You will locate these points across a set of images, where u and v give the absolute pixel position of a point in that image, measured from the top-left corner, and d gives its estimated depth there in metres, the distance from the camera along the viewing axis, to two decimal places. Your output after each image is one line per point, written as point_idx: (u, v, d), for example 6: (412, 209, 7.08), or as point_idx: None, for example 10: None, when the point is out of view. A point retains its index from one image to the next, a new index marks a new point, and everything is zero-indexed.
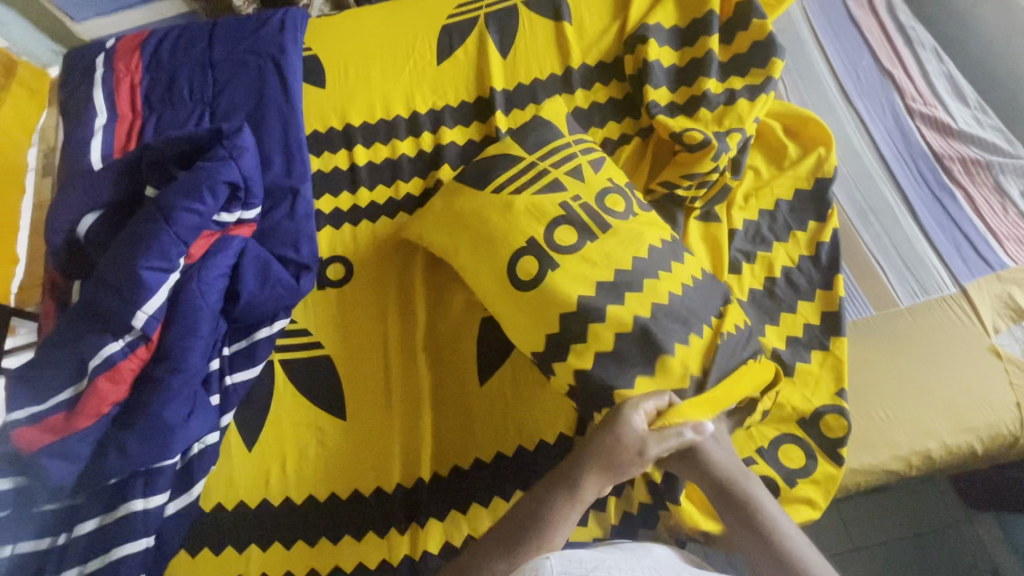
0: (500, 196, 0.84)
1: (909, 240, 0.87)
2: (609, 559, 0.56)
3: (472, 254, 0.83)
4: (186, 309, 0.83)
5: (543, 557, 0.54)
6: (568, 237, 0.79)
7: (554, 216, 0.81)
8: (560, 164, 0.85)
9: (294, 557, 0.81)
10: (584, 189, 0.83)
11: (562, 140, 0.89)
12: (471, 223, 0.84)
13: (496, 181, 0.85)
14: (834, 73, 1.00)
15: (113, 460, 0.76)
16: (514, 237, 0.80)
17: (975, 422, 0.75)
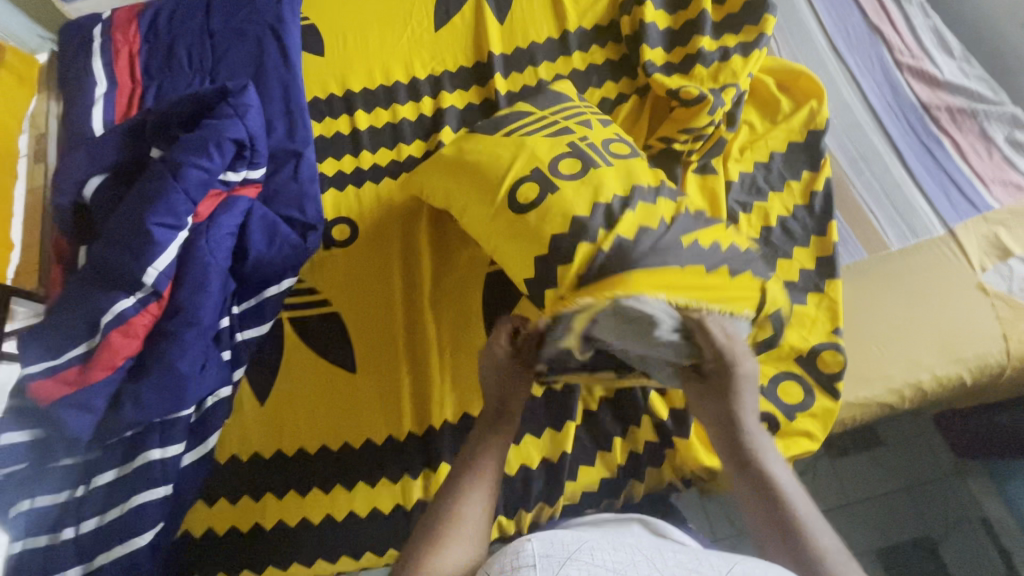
0: (508, 137, 0.85)
1: (898, 186, 0.90)
2: (592, 538, 0.55)
3: (471, 201, 0.83)
4: (195, 264, 0.84)
5: (524, 539, 0.53)
6: (569, 169, 0.79)
7: (555, 152, 0.81)
8: (569, 116, 0.87)
9: (309, 504, 0.83)
10: (591, 135, 0.84)
11: (575, 104, 0.90)
12: (476, 168, 0.84)
13: (507, 126, 0.86)
14: (823, 30, 1.02)
15: (129, 411, 0.78)
16: (518, 167, 0.81)
17: (964, 354, 0.78)
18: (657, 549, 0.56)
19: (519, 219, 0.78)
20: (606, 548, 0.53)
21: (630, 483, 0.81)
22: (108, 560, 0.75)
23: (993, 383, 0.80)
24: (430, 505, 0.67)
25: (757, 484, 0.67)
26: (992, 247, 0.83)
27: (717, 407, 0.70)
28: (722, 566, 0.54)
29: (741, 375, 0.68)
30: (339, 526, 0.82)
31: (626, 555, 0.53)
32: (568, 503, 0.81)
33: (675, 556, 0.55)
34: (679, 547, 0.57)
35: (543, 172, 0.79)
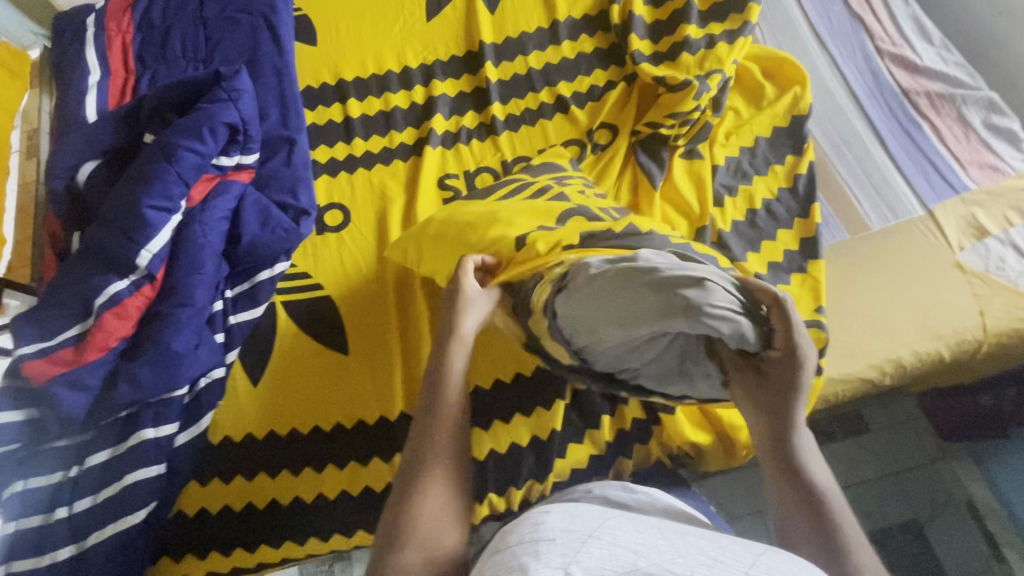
0: (505, 203, 0.83)
1: (880, 169, 0.92)
2: (616, 519, 0.49)
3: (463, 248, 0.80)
4: (189, 247, 0.85)
5: (542, 511, 0.50)
6: (575, 225, 0.75)
7: (563, 210, 0.78)
8: (558, 178, 0.87)
9: (302, 483, 0.84)
10: (590, 202, 0.82)
11: (567, 172, 0.89)
12: (463, 226, 0.81)
13: (499, 194, 0.86)
14: (807, 18, 1.05)
15: (123, 389, 0.78)
16: (518, 215, 0.79)
17: (941, 330, 0.80)
18: (682, 534, 0.49)
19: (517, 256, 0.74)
20: (626, 528, 0.47)
21: (619, 460, 0.83)
22: (101, 539, 0.75)
23: (970, 358, 0.82)
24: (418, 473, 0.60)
25: (799, 486, 0.62)
26: (970, 226, 0.85)
27: (771, 406, 0.62)
28: (752, 557, 0.45)
29: (805, 372, 0.60)
30: (332, 504, 0.83)
31: (649, 537, 0.46)
32: (558, 479, 0.82)
33: (701, 542, 0.47)
34: (708, 533, 0.51)
35: (552, 227, 0.75)
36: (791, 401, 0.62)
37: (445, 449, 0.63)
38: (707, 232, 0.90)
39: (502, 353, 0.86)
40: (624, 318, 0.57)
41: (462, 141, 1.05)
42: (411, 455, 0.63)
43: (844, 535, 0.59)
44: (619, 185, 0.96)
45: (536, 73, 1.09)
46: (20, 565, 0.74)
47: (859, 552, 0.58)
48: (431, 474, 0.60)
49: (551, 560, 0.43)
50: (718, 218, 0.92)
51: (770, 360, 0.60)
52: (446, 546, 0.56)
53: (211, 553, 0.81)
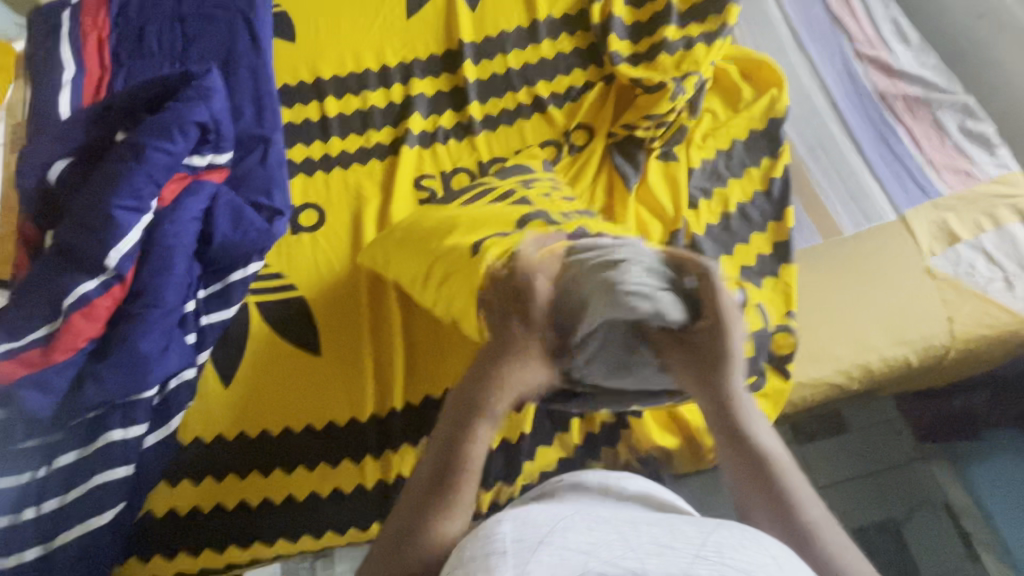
0: (466, 207, 0.82)
1: (854, 173, 0.92)
2: (568, 515, 0.48)
3: (419, 256, 0.78)
4: (159, 248, 0.85)
5: (496, 521, 0.48)
6: (534, 230, 0.74)
7: (521, 214, 0.76)
8: (525, 185, 0.85)
9: (271, 484, 0.84)
10: (554, 205, 0.80)
11: (534, 174, 0.89)
12: (421, 232, 0.80)
13: (465, 200, 0.85)
14: (787, 20, 1.04)
15: (91, 391, 0.78)
16: (480, 223, 0.76)
17: (909, 335, 0.81)
18: (632, 523, 0.48)
19: (468, 262, 0.72)
20: (577, 528, 0.46)
21: (587, 463, 0.83)
22: (68, 540, 0.76)
23: (937, 364, 0.82)
24: (440, 453, 0.58)
25: (750, 458, 0.61)
26: (941, 232, 0.85)
27: (706, 375, 0.64)
28: (699, 540, 0.45)
29: (732, 339, 0.64)
30: (301, 505, 0.84)
31: (599, 535, 0.45)
32: (527, 482, 0.82)
33: (650, 530, 0.47)
34: (657, 517, 0.50)
35: (510, 232, 0.74)
36: (723, 366, 0.63)
37: (477, 458, 0.58)
38: (680, 234, 0.90)
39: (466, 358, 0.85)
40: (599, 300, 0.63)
41: (439, 141, 1.04)
42: (410, 506, 0.56)
43: (796, 495, 0.59)
44: (595, 187, 0.95)
45: (515, 73, 1.08)
46: None
47: (811, 511, 0.58)
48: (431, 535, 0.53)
49: (503, 573, 0.42)
50: (692, 220, 0.92)
51: (699, 327, 0.64)
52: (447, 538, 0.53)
53: (180, 553, 0.81)
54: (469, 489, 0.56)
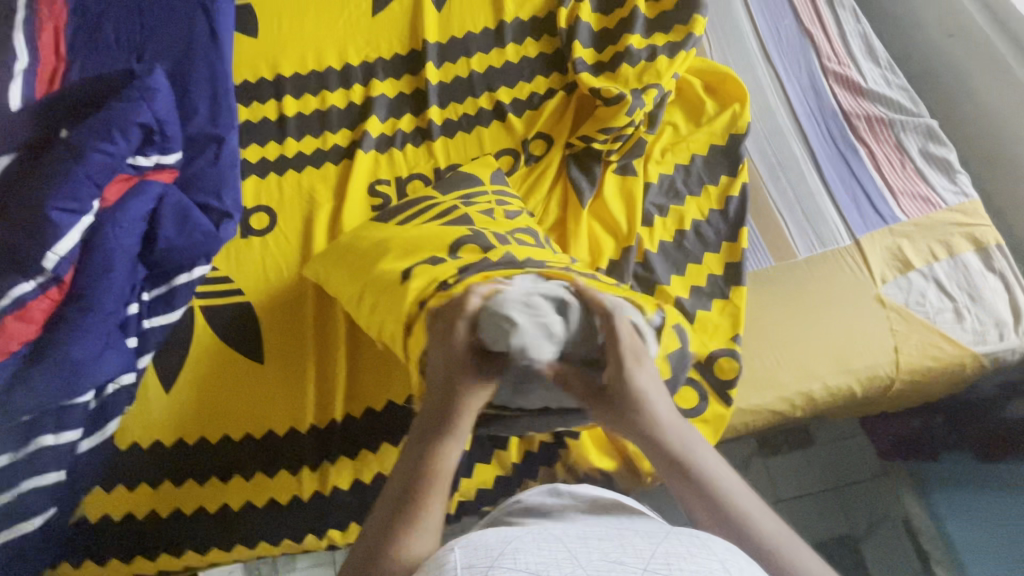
0: (405, 225, 0.82)
1: (811, 194, 0.90)
2: (519, 535, 0.48)
3: (356, 272, 0.79)
4: (99, 251, 0.83)
5: (450, 550, 0.48)
6: (468, 256, 0.74)
7: (457, 236, 0.76)
8: (467, 201, 0.84)
9: (206, 493, 0.84)
10: (494, 225, 0.80)
11: (481, 188, 0.88)
12: (360, 248, 0.81)
13: (408, 214, 0.84)
14: (756, 32, 1.02)
15: (19, 396, 0.75)
16: (417, 241, 0.77)
17: (854, 364, 0.80)
18: (583, 538, 0.49)
19: (397, 289, 0.73)
20: (530, 548, 0.46)
21: (525, 482, 0.83)
22: None
23: (882, 394, 0.82)
24: (410, 464, 0.59)
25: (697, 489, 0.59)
26: (894, 258, 0.85)
27: (635, 420, 0.61)
28: (648, 553, 0.46)
29: (642, 378, 0.62)
30: (235, 515, 0.83)
31: (551, 554, 0.46)
32: (464, 499, 0.82)
33: (601, 544, 0.48)
34: (607, 531, 0.51)
35: (442, 258, 0.74)
36: (648, 407, 0.61)
37: (450, 460, 0.59)
38: (633, 251, 0.88)
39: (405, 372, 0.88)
40: (485, 334, 0.62)
41: (396, 145, 1.02)
42: (377, 528, 0.55)
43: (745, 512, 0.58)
44: (549, 201, 0.94)
45: (478, 77, 1.06)
46: None
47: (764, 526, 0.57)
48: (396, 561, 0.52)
49: None
50: (645, 237, 0.90)
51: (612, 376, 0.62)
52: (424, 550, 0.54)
53: (112, 560, 0.81)
54: (434, 511, 0.56)
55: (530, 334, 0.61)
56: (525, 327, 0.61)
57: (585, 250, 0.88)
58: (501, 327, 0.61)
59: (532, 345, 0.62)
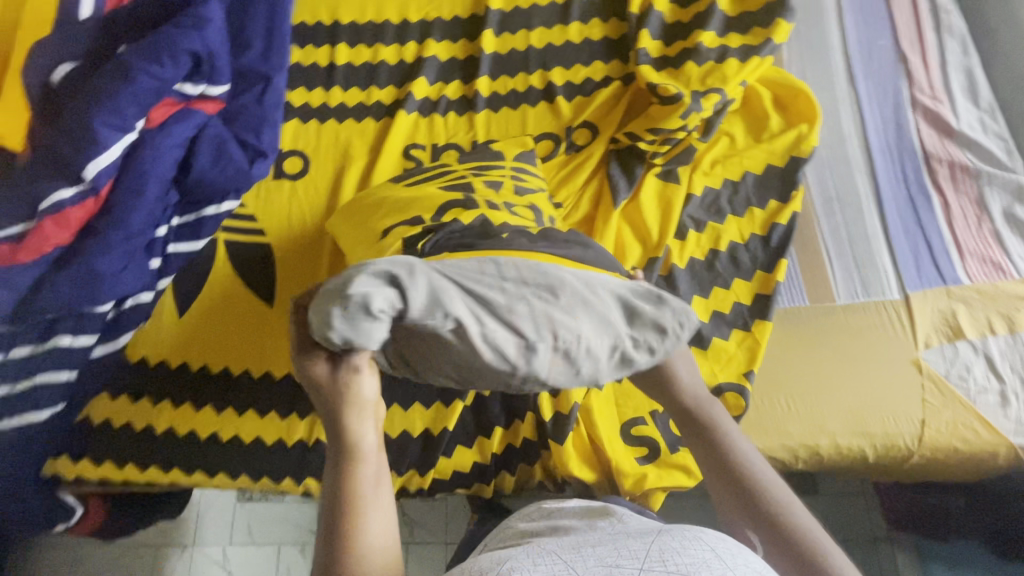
0: (408, 186, 0.82)
1: (867, 237, 0.83)
2: (513, 555, 0.47)
3: (361, 229, 0.78)
4: (137, 170, 0.85)
5: None
6: (449, 220, 0.72)
7: (445, 201, 0.75)
8: (483, 175, 0.81)
9: (200, 419, 0.87)
10: (495, 195, 0.77)
11: (500, 163, 0.85)
12: (370, 205, 0.80)
13: (428, 178, 0.82)
14: (845, 48, 0.93)
15: (47, 296, 0.80)
16: (419, 207, 0.75)
17: (872, 429, 0.74)
18: (577, 549, 0.47)
19: (376, 242, 0.74)
20: (525, 564, 0.44)
21: (501, 474, 0.82)
22: (5, 428, 0.79)
23: (896, 465, 0.76)
24: (328, 501, 0.54)
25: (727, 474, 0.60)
26: (945, 325, 0.77)
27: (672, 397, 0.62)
28: (643, 554, 0.44)
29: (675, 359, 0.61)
30: (223, 445, 0.86)
31: (546, 568, 0.44)
32: (438, 478, 0.82)
33: (596, 551, 0.45)
34: (600, 538, 0.49)
35: (423, 220, 0.73)
36: (674, 378, 0.61)
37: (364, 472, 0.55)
38: (658, 263, 0.83)
39: None
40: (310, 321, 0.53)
41: (439, 111, 1.00)
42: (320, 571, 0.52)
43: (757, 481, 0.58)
44: (581, 194, 0.89)
45: (535, 52, 1.01)
46: None
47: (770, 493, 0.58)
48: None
49: None
50: (675, 250, 0.85)
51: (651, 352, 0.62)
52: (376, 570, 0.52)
53: (106, 462, 0.86)
54: (368, 530, 0.53)
55: (344, 315, 0.49)
56: (334, 308, 0.49)
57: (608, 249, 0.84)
58: (322, 321, 0.50)
59: (353, 321, 0.49)
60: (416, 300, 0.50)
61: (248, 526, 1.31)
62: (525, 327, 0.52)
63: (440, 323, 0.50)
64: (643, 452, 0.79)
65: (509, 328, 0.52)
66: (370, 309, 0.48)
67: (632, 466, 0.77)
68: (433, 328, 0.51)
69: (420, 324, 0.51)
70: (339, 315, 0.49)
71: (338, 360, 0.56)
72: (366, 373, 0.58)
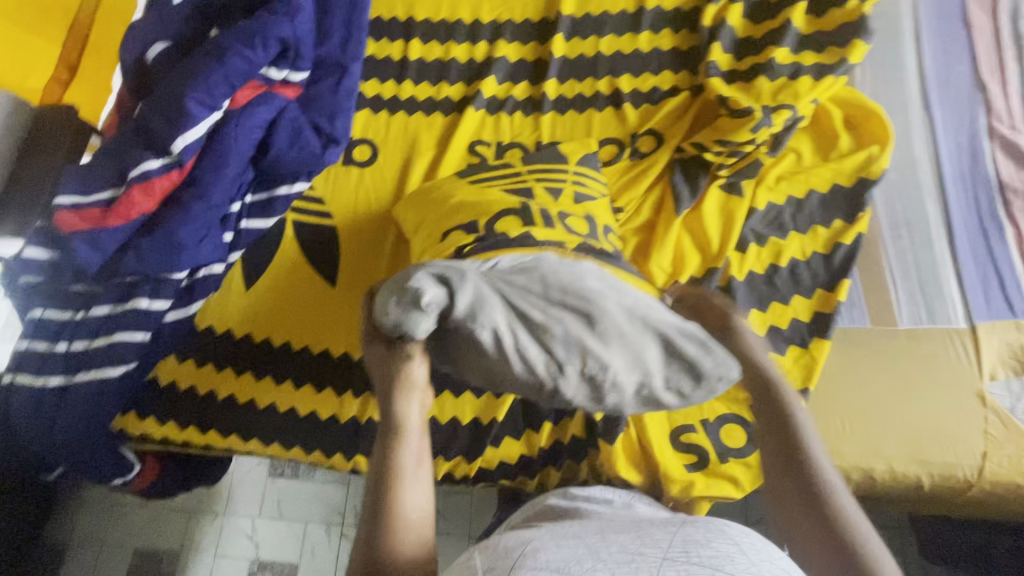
0: (474, 186, 0.83)
1: (935, 264, 0.82)
2: (537, 536, 0.50)
3: (427, 218, 0.81)
4: (220, 147, 0.89)
5: (472, 553, 0.50)
6: (503, 228, 0.73)
7: (503, 208, 0.76)
8: (543, 179, 0.83)
9: (259, 389, 0.90)
10: (552, 204, 0.79)
11: (562, 167, 0.86)
12: (437, 198, 0.83)
13: (495, 180, 0.84)
14: (921, 73, 0.92)
15: (131, 261, 0.86)
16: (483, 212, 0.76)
17: (930, 457, 0.73)
18: (600, 534, 0.50)
19: (435, 245, 0.76)
20: (549, 546, 0.47)
21: (546, 468, 0.83)
22: (84, 380, 0.86)
23: (954, 496, 0.75)
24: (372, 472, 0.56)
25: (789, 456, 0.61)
26: (1012, 358, 0.77)
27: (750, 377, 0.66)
28: (666, 543, 0.47)
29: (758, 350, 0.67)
30: (279, 416, 0.89)
31: (571, 548, 0.47)
32: (485, 466, 0.84)
33: (619, 539, 0.49)
34: (624, 526, 0.52)
35: (477, 226, 0.74)
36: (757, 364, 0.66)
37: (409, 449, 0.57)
38: (717, 274, 0.84)
39: None
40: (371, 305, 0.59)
41: (506, 110, 1.02)
42: (362, 540, 0.53)
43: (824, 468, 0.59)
44: (643, 201, 0.90)
45: (603, 59, 1.03)
46: (23, 377, 0.87)
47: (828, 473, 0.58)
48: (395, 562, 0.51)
49: None
50: (734, 263, 0.85)
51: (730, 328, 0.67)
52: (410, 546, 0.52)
53: (169, 423, 0.90)
54: (408, 504, 0.54)
55: (397, 303, 0.54)
56: (392, 297, 0.55)
57: (667, 259, 0.85)
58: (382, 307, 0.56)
59: (404, 312, 0.54)
60: (461, 302, 0.54)
61: (277, 502, 1.35)
62: (558, 344, 0.55)
63: (480, 328, 0.55)
64: (691, 459, 0.79)
65: (542, 345, 0.56)
66: (421, 302, 0.53)
67: (679, 473, 0.78)
68: (474, 333, 0.55)
69: (464, 325, 0.55)
70: (394, 304, 0.54)
71: (393, 345, 0.59)
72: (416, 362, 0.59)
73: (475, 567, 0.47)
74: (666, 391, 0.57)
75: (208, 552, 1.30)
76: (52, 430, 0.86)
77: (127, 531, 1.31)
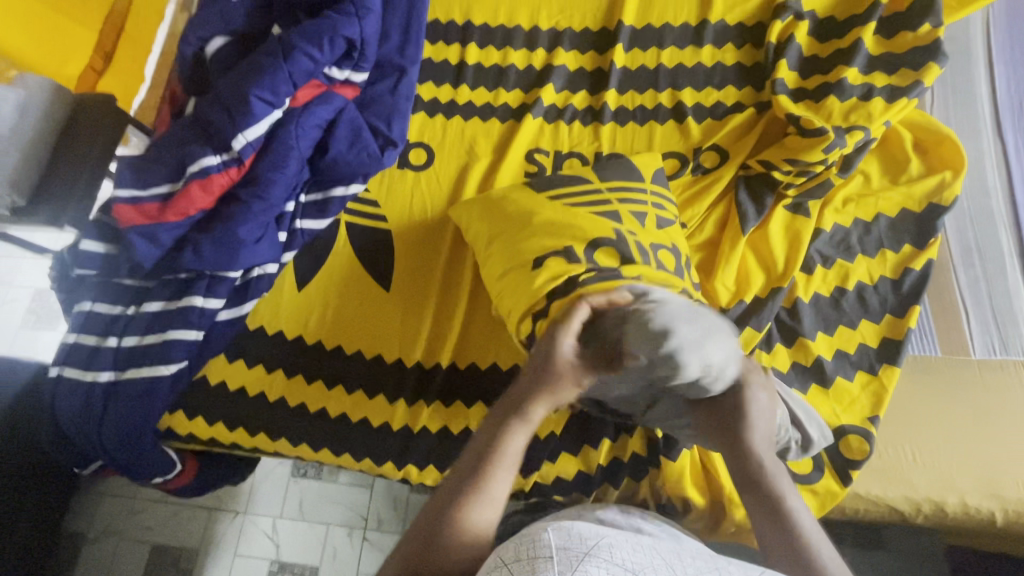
0: (553, 203, 0.81)
1: (1008, 294, 0.81)
2: (611, 534, 0.47)
3: (499, 234, 0.80)
4: (280, 145, 0.88)
5: (542, 527, 0.46)
6: (603, 261, 0.74)
7: (599, 235, 0.76)
8: (625, 200, 0.82)
9: (310, 392, 0.89)
10: (641, 233, 0.79)
11: (641, 185, 0.85)
12: (507, 209, 0.82)
13: (572, 194, 0.82)
14: (993, 100, 0.92)
15: (189, 257, 0.85)
16: (565, 237, 0.76)
17: (1005, 492, 0.72)
18: (674, 552, 0.47)
19: (526, 273, 0.75)
20: (624, 547, 0.45)
21: (604, 486, 0.81)
22: (135, 376, 0.85)
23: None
24: (474, 443, 0.63)
25: (766, 510, 0.61)
26: None
27: (731, 428, 0.65)
28: None
29: (753, 407, 0.64)
30: (329, 421, 0.88)
31: (646, 558, 0.44)
32: (540, 481, 0.82)
33: (694, 563, 0.46)
34: (699, 552, 0.48)
35: (577, 256, 0.74)
36: (746, 421, 0.64)
37: (517, 444, 0.61)
38: (782, 294, 0.82)
39: (498, 342, 0.90)
40: (639, 321, 0.62)
41: (565, 119, 1.01)
42: (439, 502, 0.58)
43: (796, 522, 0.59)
44: (706, 217, 0.89)
45: (665, 71, 1.02)
46: (71, 371, 0.86)
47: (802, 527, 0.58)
48: (452, 548, 0.54)
49: None
50: (800, 284, 0.84)
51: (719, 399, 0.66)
52: (479, 524, 0.57)
53: (217, 424, 0.89)
54: (494, 489, 0.59)
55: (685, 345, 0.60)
56: (687, 334, 0.61)
57: (732, 279, 0.84)
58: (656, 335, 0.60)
59: (685, 353, 0.60)
60: (727, 370, 0.63)
61: (300, 503, 1.30)
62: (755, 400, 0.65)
63: (711, 384, 0.64)
64: None
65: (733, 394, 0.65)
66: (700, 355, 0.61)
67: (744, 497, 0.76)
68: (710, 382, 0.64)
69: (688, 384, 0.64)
70: (689, 345, 0.61)
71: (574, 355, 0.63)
72: (575, 379, 0.64)
73: (548, 541, 0.44)
74: (790, 446, 0.70)
75: (228, 552, 1.26)
76: (99, 426, 0.84)
77: (145, 524, 1.27)
